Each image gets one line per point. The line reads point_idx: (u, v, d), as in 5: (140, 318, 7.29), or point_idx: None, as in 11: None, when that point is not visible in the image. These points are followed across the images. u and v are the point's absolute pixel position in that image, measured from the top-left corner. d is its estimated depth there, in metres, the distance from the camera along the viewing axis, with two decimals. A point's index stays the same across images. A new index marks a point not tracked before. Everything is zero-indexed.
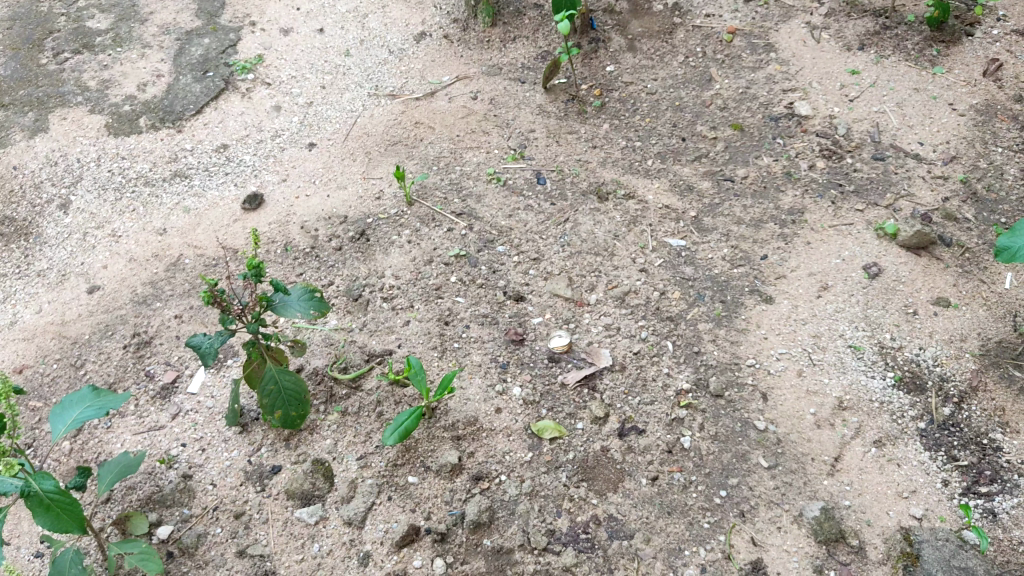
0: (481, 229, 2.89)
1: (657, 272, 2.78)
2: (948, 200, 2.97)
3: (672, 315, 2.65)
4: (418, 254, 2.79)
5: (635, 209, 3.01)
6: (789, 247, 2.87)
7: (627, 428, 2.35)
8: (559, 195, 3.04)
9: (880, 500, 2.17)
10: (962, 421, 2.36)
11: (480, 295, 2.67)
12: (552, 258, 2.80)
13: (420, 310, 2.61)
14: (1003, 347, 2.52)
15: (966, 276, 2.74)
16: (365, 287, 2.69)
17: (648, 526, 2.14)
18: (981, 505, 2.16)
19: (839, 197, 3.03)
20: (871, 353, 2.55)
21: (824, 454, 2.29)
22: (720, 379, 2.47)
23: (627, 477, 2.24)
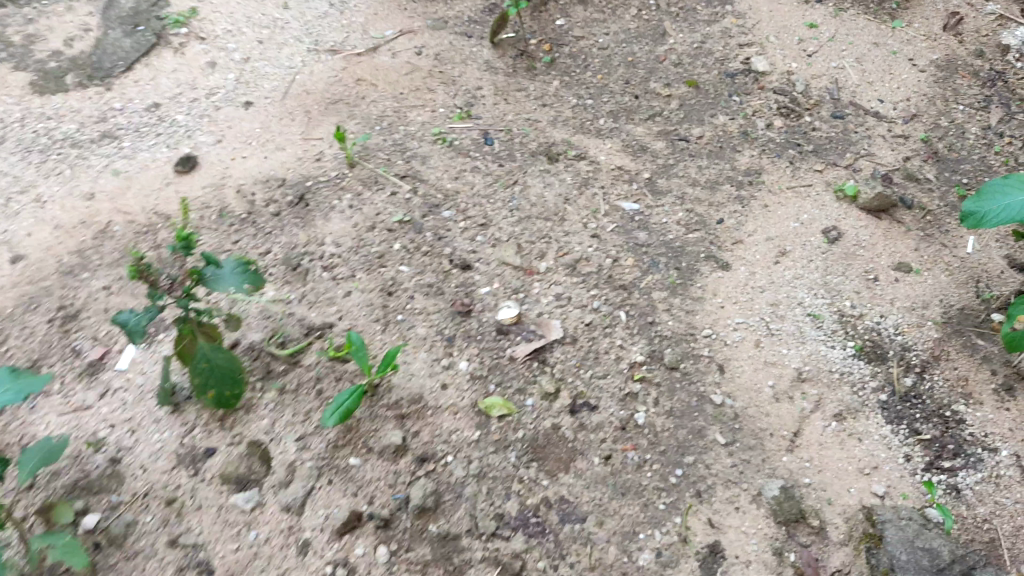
0: (426, 192, 2.65)
1: (609, 238, 2.65)
2: (908, 159, 2.92)
3: (625, 284, 2.53)
4: (360, 220, 2.53)
5: (587, 170, 2.85)
6: (746, 211, 2.78)
7: (579, 404, 2.25)
8: (507, 156, 2.84)
9: (841, 477, 2.22)
10: (925, 392, 2.41)
11: (425, 264, 2.45)
12: (501, 224, 2.61)
13: (362, 280, 2.37)
14: (965, 315, 2.57)
15: (928, 240, 2.73)
16: (304, 256, 2.42)
17: (601, 508, 2.08)
18: (944, 481, 2.23)
19: (797, 157, 2.93)
20: (831, 321, 2.54)
21: (784, 428, 2.30)
22: (675, 351, 2.39)
23: (579, 457, 2.16)
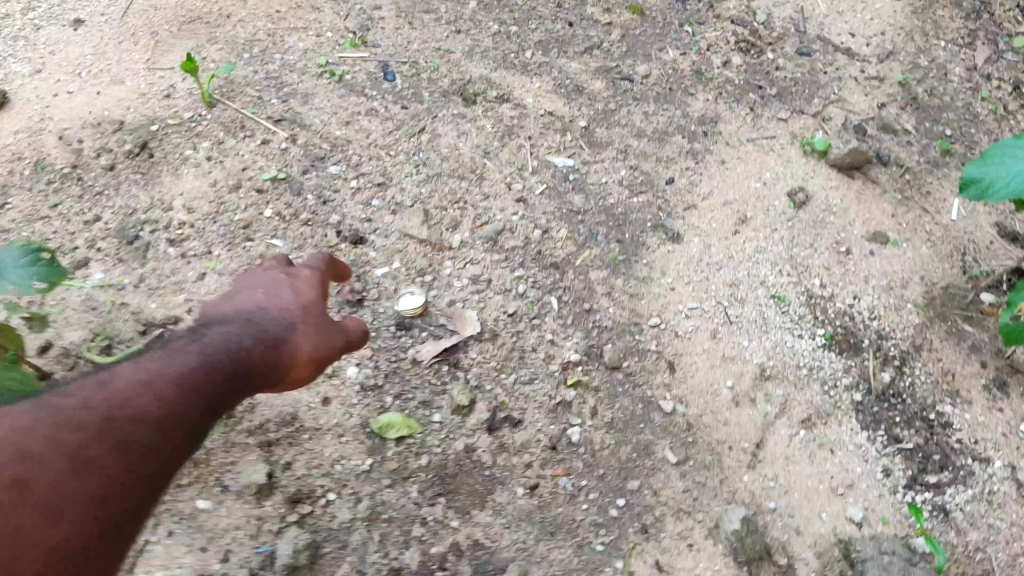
0: (308, 141, 2.13)
1: (537, 203, 2.18)
2: (884, 106, 2.56)
3: (557, 262, 2.08)
4: (221, 176, 2.01)
5: (510, 116, 2.35)
6: (701, 168, 2.35)
7: (498, 420, 1.81)
8: (412, 95, 2.32)
9: (811, 499, 1.83)
10: (905, 390, 2.03)
11: (304, 237, 1.96)
12: (403, 183, 2.12)
13: (221, 259, 1.87)
14: (950, 294, 2.22)
15: (906, 204, 2.35)
16: (144, 225, 1.90)
17: (526, 554, 1.64)
18: (931, 501, 1.88)
19: (758, 102, 2.52)
20: (798, 305, 2.13)
21: (744, 439, 1.90)
22: (617, 347, 1.96)
23: (498, 488, 1.72)
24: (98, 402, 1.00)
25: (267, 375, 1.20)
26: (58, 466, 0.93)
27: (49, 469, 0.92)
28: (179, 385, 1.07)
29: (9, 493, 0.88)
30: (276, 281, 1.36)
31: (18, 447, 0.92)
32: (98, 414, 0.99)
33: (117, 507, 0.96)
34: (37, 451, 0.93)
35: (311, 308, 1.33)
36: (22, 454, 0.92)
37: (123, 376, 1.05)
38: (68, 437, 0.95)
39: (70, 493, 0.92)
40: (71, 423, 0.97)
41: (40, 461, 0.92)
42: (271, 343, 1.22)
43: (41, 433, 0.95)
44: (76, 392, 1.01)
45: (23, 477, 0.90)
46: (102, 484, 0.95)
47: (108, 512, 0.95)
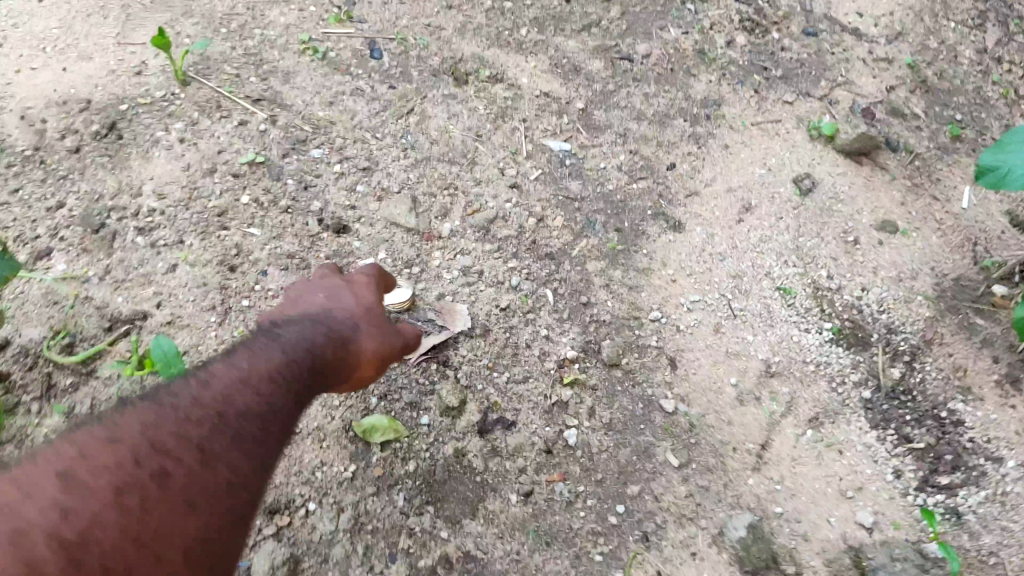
0: (288, 123, 2.01)
1: (532, 188, 2.06)
2: (893, 89, 2.45)
3: (552, 252, 1.97)
4: (194, 159, 1.89)
5: (504, 97, 2.23)
6: (703, 153, 2.24)
7: (490, 422, 1.71)
8: (400, 74, 2.20)
9: (819, 503, 1.69)
10: (915, 387, 1.89)
11: (283, 225, 1.84)
12: (389, 168, 2.00)
13: (194, 249, 1.75)
14: (962, 286, 2.08)
15: (916, 191, 2.24)
16: (109, 212, 1.78)
17: (519, 566, 1.55)
18: (943, 503, 1.71)
19: (763, 84, 2.41)
20: (804, 297, 2.02)
21: (749, 440, 1.77)
22: (615, 343, 1.86)
23: (491, 495, 1.62)
24: (208, 399, 0.99)
25: (337, 373, 1.21)
26: (185, 471, 0.91)
27: (176, 472, 0.90)
28: (271, 387, 1.06)
29: (147, 499, 0.86)
30: (335, 285, 1.31)
31: (145, 451, 0.90)
32: (211, 414, 0.98)
33: (241, 505, 0.95)
34: (165, 455, 0.91)
35: (377, 310, 1.30)
36: (151, 458, 0.90)
37: (224, 374, 1.04)
38: (190, 438, 0.94)
39: (199, 495, 0.91)
40: (187, 422, 0.95)
41: (169, 464, 0.90)
42: (343, 341, 1.21)
43: (160, 433, 0.93)
44: (182, 390, 1.00)
45: (155, 483, 0.88)
46: (227, 483, 0.94)
47: (233, 514, 0.93)
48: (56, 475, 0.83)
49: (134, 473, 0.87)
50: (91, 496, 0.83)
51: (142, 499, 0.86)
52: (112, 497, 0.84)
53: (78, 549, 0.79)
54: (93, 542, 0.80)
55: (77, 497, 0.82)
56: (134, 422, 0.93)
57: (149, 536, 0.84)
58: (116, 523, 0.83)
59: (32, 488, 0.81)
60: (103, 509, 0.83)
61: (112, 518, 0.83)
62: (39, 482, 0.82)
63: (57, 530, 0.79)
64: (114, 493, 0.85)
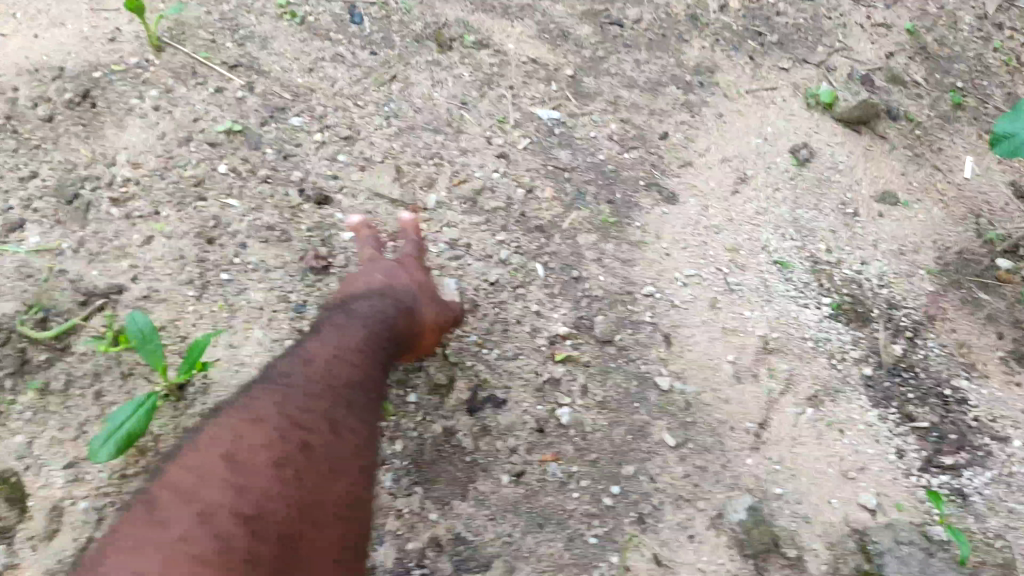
0: (267, 90, 1.93)
1: (520, 158, 1.99)
2: (892, 56, 2.38)
3: (542, 225, 1.90)
4: (169, 127, 1.79)
5: (490, 64, 2.14)
6: (697, 122, 2.16)
7: (480, 400, 1.64)
8: (383, 41, 2.11)
9: (820, 484, 1.63)
10: (917, 364, 1.83)
11: (263, 196, 1.76)
12: (372, 137, 1.92)
13: (169, 221, 1.66)
14: (965, 260, 2.03)
15: (917, 161, 2.18)
16: (83, 182, 1.67)
17: (512, 548, 1.50)
18: (948, 484, 1.66)
19: (758, 51, 2.34)
20: (802, 271, 1.95)
21: (747, 418, 1.71)
22: (608, 319, 1.79)
23: (481, 476, 1.56)
24: (315, 377, 1.22)
25: (404, 342, 1.45)
26: (320, 441, 1.11)
27: (314, 442, 1.11)
28: (365, 354, 1.32)
29: (299, 469, 1.06)
30: (387, 266, 1.55)
31: (285, 430, 1.10)
32: (319, 403, 1.17)
33: (353, 483, 1.12)
34: (298, 430, 1.11)
35: (426, 288, 1.55)
36: (290, 435, 1.10)
37: (320, 356, 1.27)
38: (310, 417, 1.14)
39: (334, 460, 1.11)
40: (305, 405, 1.15)
41: (305, 437, 1.10)
42: (411, 315, 1.46)
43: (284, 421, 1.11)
44: (292, 372, 1.22)
45: (302, 453, 1.08)
46: (345, 457, 1.13)
47: (357, 478, 1.13)
48: (223, 457, 1.04)
49: (283, 449, 1.07)
50: (257, 470, 1.03)
51: (295, 471, 1.05)
52: (272, 470, 1.04)
53: (260, 519, 0.98)
54: (270, 511, 0.99)
55: (246, 473, 1.02)
56: (263, 409, 1.13)
57: (307, 497, 1.04)
58: (280, 494, 1.02)
59: (213, 469, 1.01)
60: (269, 483, 1.02)
61: (278, 489, 1.02)
62: (214, 461, 1.03)
63: (240, 506, 0.98)
64: (273, 466, 1.04)
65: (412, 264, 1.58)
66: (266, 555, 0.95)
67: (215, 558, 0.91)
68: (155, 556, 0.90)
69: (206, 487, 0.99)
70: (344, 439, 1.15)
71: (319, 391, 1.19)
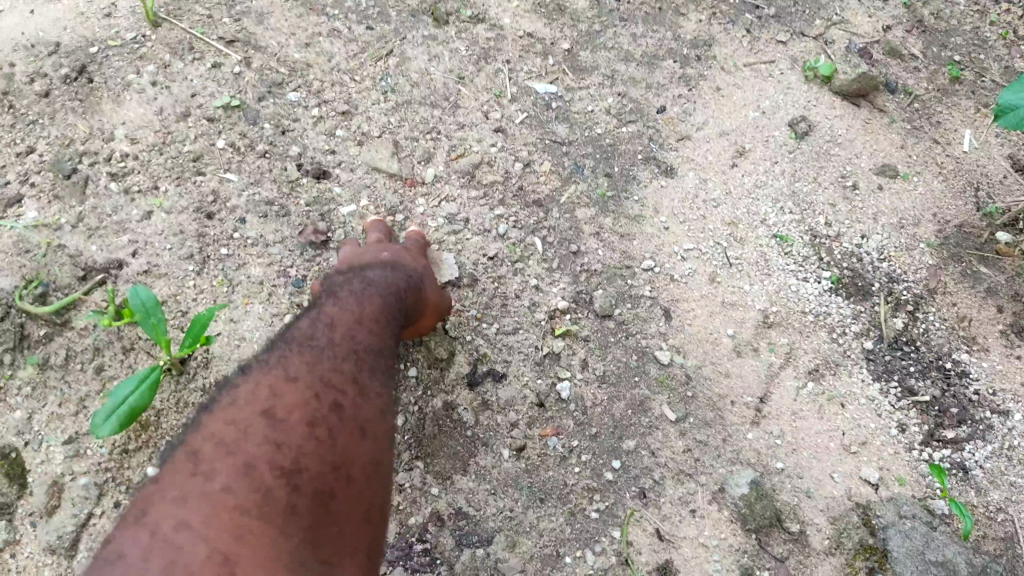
0: (263, 64, 1.90)
1: (517, 132, 1.97)
2: (890, 28, 2.37)
3: (540, 199, 1.88)
4: (166, 102, 1.77)
5: (486, 37, 2.12)
6: (694, 95, 2.15)
7: (480, 374, 1.64)
8: (378, 14, 2.07)
9: (821, 459, 1.63)
10: (919, 338, 1.82)
11: (262, 170, 1.74)
12: (369, 111, 1.90)
13: (170, 197, 1.66)
14: (965, 234, 2.02)
15: (916, 134, 2.17)
16: (81, 156, 1.66)
17: (513, 524, 1.52)
18: (950, 459, 1.66)
19: (756, 23, 2.32)
20: (802, 246, 1.94)
21: (748, 393, 1.70)
22: (608, 293, 1.78)
23: (482, 451, 1.57)
24: (340, 340, 1.21)
25: (409, 317, 1.43)
26: (350, 402, 1.12)
27: (344, 403, 1.11)
28: (382, 322, 1.31)
29: (332, 429, 1.06)
30: (390, 246, 1.53)
31: (318, 390, 1.10)
32: (347, 365, 1.17)
33: (380, 445, 1.12)
34: (329, 390, 1.11)
35: (428, 270, 1.54)
36: (322, 395, 1.10)
37: (344, 319, 1.26)
38: (339, 376, 1.14)
39: (362, 421, 1.12)
40: (335, 366, 1.16)
41: (336, 397, 1.11)
42: (419, 291, 1.45)
43: (314, 383, 1.11)
44: (317, 334, 1.22)
45: (333, 413, 1.08)
46: (371, 418, 1.13)
47: (382, 441, 1.14)
48: (260, 415, 1.04)
49: (316, 409, 1.07)
50: (291, 429, 1.03)
51: (328, 431, 1.06)
52: (306, 429, 1.04)
53: (296, 477, 0.99)
54: (305, 471, 1.00)
55: (281, 431, 1.02)
56: (294, 368, 1.13)
57: (340, 458, 1.05)
58: (314, 451, 1.02)
59: (251, 427, 1.02)
60: (305, 441, 1.03)
61: (313, 447, 1.03)
62: (250, 420, 1.04)
63: (278, 462, 0.99)
64: (307, 425, 1.05)
65: (413, 249, 1.57)
66: (302, 509, 0.97)
67: (254, 512, 0.93)
68: (197, 509, 0.91)
69: (244, 444, 1.00)
70: (371, 401, 1.16)
71: (345, 351, 1.20)
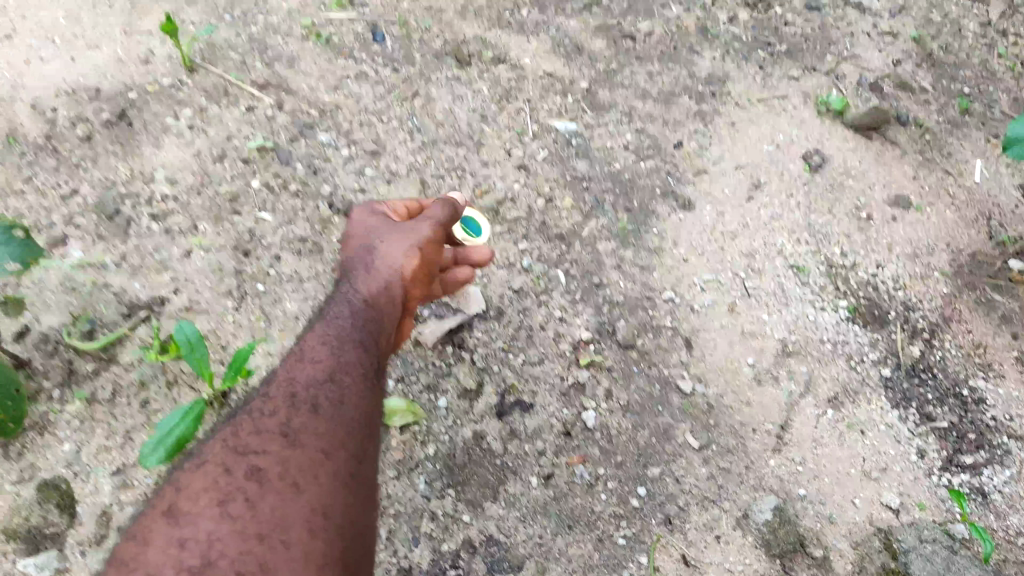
0: (295, 107, 1.97)
1: (539, 169, 2.03)
2: (899, 63, 2.44)
3: (562, 233, 1.94)
4: (204, 145, 1.85)
5: (507, 78, 2.19)
6: (709, 130, 2.21)
7: (508, 404, 1.69)
8: (404, 58, 2.15)
9: (843, 484, 1.67)
10: (936, 365, 1.87)
11: (294, 210, 1.81)
12: (397, 151, 1.97)
13: (207, 235, 1.73)
14: (978, 262, 2.07)
15: (927, 166, 2.22)
16: (124, 198, 1.73)
17: (543, 550, 1.54)
18: (968, 483, 1.71)
19: (768, 61, 2.38)
20: (818, 275, 1.98)
21: (768, 420, 1.74)
22: (630, 323, 1.83)
23: (511, 478, 1.60)
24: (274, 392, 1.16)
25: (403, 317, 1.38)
26: (273, 458, 1.06)
27: (266, 465, 1.06)
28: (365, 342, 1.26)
29: (250, 498, 1.01)
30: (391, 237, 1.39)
31: (230, 463, 1.05)
32: (271, 421, 1.11)
33: (330, 489, 1.05)
34: (247, 458, 1.06)
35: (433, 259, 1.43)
36: (234, 464, 1.05)
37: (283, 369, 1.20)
38: (262, 440, 1.09)
39: (294, 474, 1.05)
40: (259, 428, 1.10)
41: (256, 463, 1.06)
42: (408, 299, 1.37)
43: (230, 454, 1.07)
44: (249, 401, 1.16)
45: (252, 479, 1.03)
46: (306, 460, 1.07)
47: (329, 481, 1.06)
48: (165, 511, 1.00)
49: (231, 486, 1.02)
50: (199, 517, 0.98)
51: (244, 501, 1.01)
52: (217, 509, 0.99)
53: (210, 565, 0.93)
54: (221, 553, 0.95)
55: (189, 524, 0.98)
56: (212, 450, 1.08)
57: (266, 523, 0.99)
58: (229, 530, 0.97)
59: (152, 531, 0.97)
60: (216, 524, 0.98)
61: (225, 532, 0.97)
62: (153, 522, 0.99)
63: (185, 561, 0.93)
64: (218, 504, 1.00)
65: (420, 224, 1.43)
66: None
67: None
68: None
69: (149, 550, 0.95)
70: (304, 443, 1.09)
71: (278, 405, 1.14)
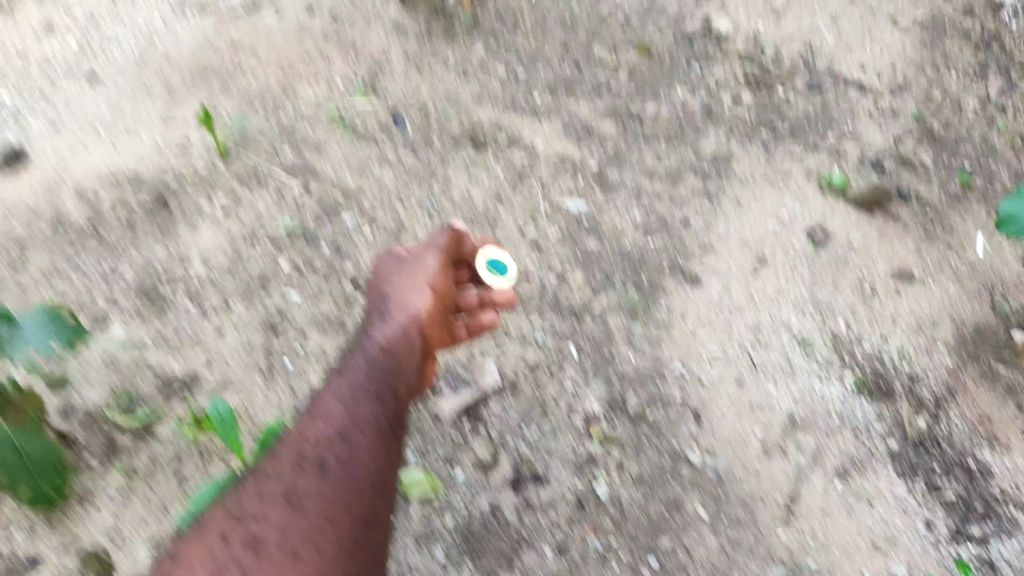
0: (320, 190, 2.07)
1: (552, 248, 2.12)
2: (901, 140, 2.52)
3: (575, 308, 2.02)
4: (235, 228, 1.95)
5: (521, 159, 2.28)
6: (716, 208, 2.29)
7: (523, 476, 1.75)
8: (423, 142, 2.24)
9: (851, 556, 1.74)
10: (942, 437, 1.91)
11: (321, 289, 1.90)
12: (416, 231, 2.07)
13: (237, 313, 1.82)
14: (983, 334, 2.13)
15: (930, 241, 2.29)
16: (161, 279, 1.83)
17: None
18: (976, 554, 1.78)
19: (772, 139, 2.47)
20: (824, 348, 2.05)
21: (776, 491, 1.79)
22: (641, 396, 1.89)
23: (527, 549, 1.67)
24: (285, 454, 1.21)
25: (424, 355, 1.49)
26: (273, 527, 1.11)
27: (265, 534, 1.10)
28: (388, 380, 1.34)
29: (245, 567, 1.05)
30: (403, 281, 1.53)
31: (230, 531, 1.10)
32: (278, 483, 1.16)
33: (327, 560, 1.09)
34: (246, 524, 1.11)
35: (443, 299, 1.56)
36: (232, 533, 1.10)
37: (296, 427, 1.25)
38: (263, 506, 1.13)
39: (292, 543, 1.09)
40: (266, 491, 1.15)
41: (255, 531, 1.10)
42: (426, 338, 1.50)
43: (231, 522, 1.12)
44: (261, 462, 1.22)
45: (248, 550, 1.07)
46: (306, 529, 1.11)
47: (326, 549, 1.10)
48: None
49: (227, 556, 1.07)
50: None
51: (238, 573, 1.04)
52: None
53: None
54: None
55: None
56: (216, 519, 1.14)
57: None
58: None
59: None
60: None
61: None
62: None
63: None
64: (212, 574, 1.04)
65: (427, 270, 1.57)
66: None
67: None
68: None
69: None
70: (307, 507, 1.13)
71: (287, 465, 1.19)
